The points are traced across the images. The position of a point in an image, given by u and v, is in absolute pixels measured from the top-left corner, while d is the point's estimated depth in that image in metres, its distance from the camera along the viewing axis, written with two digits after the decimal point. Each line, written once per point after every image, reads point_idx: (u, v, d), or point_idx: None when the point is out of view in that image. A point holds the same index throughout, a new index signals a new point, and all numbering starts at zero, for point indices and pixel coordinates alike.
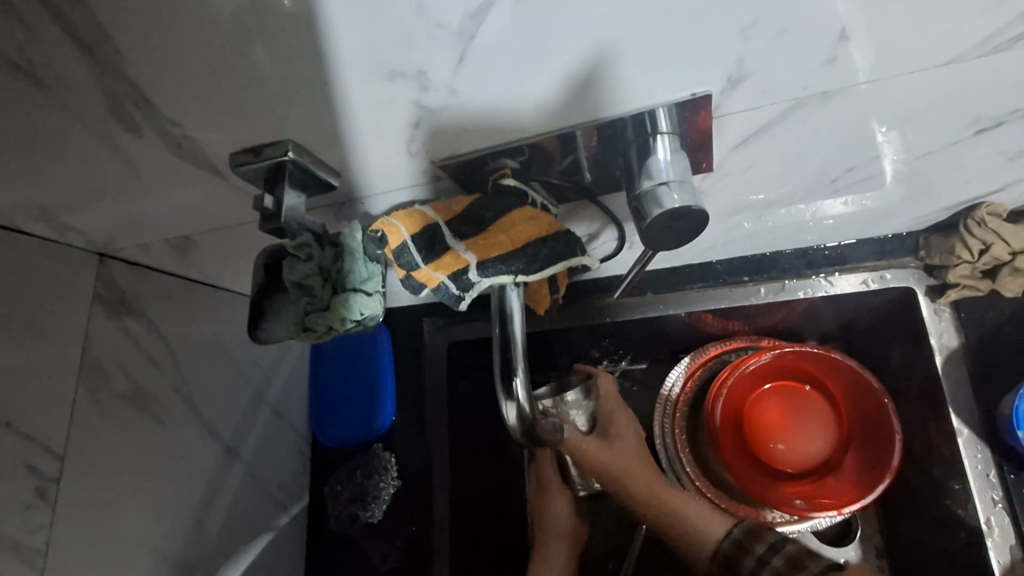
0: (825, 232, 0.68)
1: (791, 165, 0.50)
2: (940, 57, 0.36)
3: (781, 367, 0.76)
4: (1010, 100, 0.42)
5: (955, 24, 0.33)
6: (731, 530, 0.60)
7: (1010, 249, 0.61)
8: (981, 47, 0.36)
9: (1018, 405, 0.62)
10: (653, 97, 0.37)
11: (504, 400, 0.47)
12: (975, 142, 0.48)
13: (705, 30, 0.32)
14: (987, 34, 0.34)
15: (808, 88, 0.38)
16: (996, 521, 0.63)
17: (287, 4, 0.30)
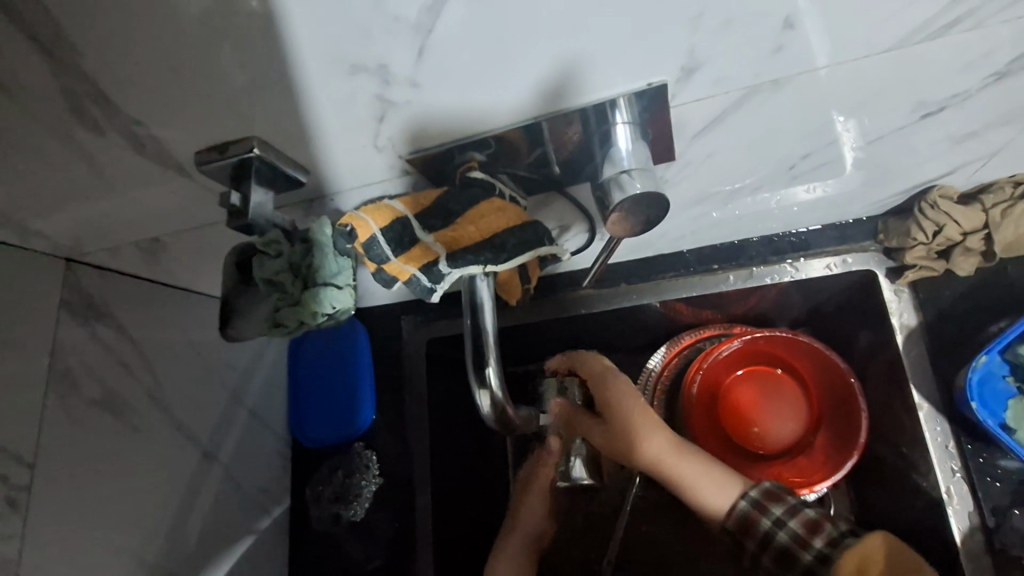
0: (788, 219, 0.70)
1: (749, 154, 0.51)
2: (881, 43, 0.38)
3: (752, 353, 0.78)
4: (950, 86, 0.44)
5: (893, 12, 0.35)
6: (746, 491, 0.62)
7: (961, 230, 0.64)
8: (918, 35, 0.37)
9: (972, 379, 0.64)
10: (610, 87, 0.38)
11: (477, 389, 0.48)
12: (921, 127, 0.50)
13: (657, 20, 0.33)
14: (923, 22, 0.36)
15: (759, 77, 0.40)
16: (955, 491, 0.65)
17: (247, 3, 0.30)
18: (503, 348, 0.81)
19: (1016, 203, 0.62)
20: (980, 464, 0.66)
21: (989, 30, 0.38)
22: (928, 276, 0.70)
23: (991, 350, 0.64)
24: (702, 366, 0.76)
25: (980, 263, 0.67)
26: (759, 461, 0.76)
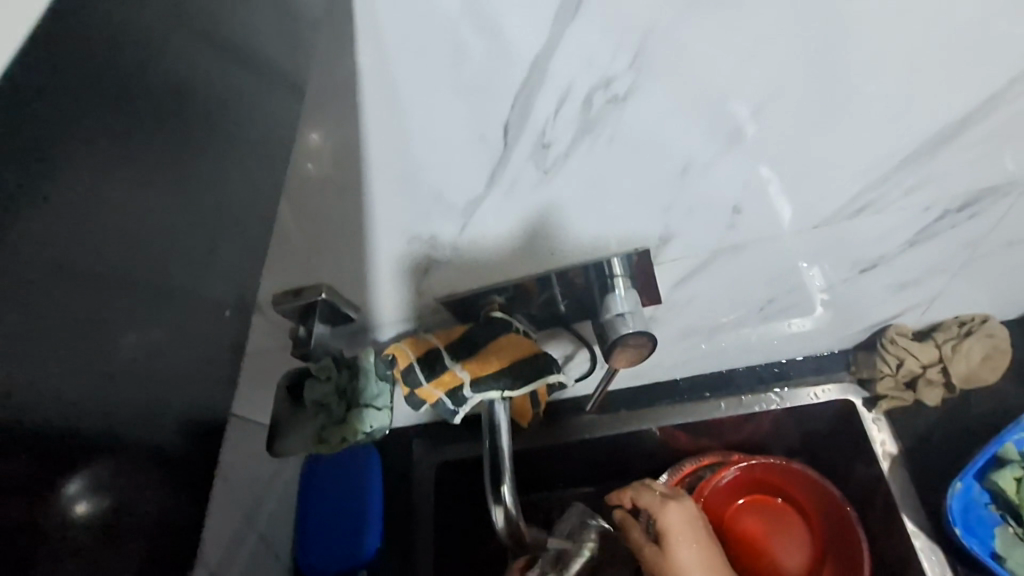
0: (770, 351, 0.78)
1: (723, 298, 0.61)
2: (811, 221, 0.49)
3: (750, 481, 0.81)
4: (878, 250, 0.55)
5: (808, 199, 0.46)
6: None
7: (921, 362, 0.72)
8: (840, 215, 0.49)
9: (954, 506, 0.68)
10: (605, 250, 0.49)
11: (493, 504, 0.53)
12: (864, 278, 0.61)
13: (640, 208, 0.44)
14: (840, 207, 0.48)
15: (721, 243, 0.51)
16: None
17: (309, 168, 0.38)
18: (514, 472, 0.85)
19: (961, 340, 0.72)
20: None
21: (893, 213, 0.49)
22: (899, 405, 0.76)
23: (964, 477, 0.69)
24: (703, 494, 0.80)
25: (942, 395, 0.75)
26: None
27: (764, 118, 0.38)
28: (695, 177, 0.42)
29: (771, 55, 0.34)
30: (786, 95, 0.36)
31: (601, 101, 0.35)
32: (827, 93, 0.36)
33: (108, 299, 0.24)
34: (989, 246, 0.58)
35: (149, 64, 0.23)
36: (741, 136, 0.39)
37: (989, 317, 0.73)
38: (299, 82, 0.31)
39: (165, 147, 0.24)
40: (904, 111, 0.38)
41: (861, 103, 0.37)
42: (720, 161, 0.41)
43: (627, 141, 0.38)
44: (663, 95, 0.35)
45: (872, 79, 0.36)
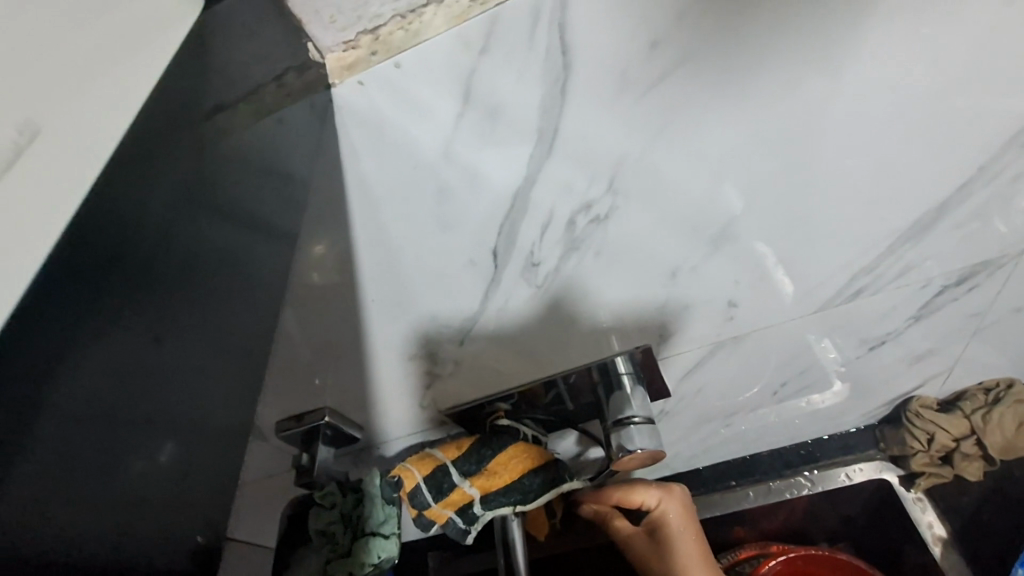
0: (794, 433, 0.74)
1: (732, 385, 0.60)
2: (809, 305, 0.49)
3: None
4: (882, 327, 0.54)
5: (803, 288, 0.46)
6: None
7: (952, 435, 0.69)
8: (837, 297, 0.48)
9: None
10: (605, 352, 0.48)
11: None
12: (872, 354, 0.59)
13: (633, 308, 0.44)
14: (836, 290, 0.47)
15: (720, 335, 0.50)
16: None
17: (313, 281, 0.37)
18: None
19: (991, 409, 0.67)
20: None
21: (889, 291, 0.49)
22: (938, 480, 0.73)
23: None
24: None
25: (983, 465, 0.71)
26: None
27: (746, 223, 0.39)
28: (684, 279, 0.42)
29: (745, 167, 0.35)
30: (766, 200, 0.38)
31: (585, 222, 0.37)
32: (804, 195, 0.38)
33: (135, 445, 0.25)
34: (998, 313, 0.57)
35: (177, 247, 0.25)
36: (724, 240, 0.40)
37: (1017, 381, 0.68)
38: (293, 227, 0.33)
39: (180, 313, 0.26)
40: (882, 202, 0.39)
41: (840, 200, 0.39)
42: (709, 259, 0.41)
43: (614, 254, 0.39)
44: (642, 211, 0.37)
45: (846, 179, 0.37)
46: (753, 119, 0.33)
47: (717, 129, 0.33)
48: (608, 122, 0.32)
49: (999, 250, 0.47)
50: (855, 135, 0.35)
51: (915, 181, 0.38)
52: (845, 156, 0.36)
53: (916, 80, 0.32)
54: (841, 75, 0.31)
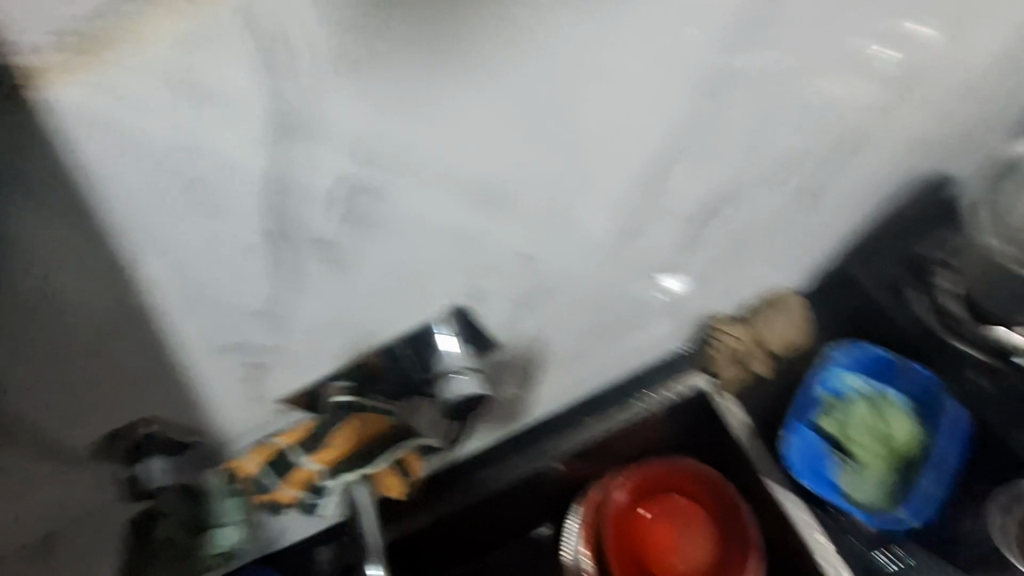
0: (626, 364, 0.83)
1: (556, 328, 0.66)
2: (596, 248, 0.55)
3: (642, 487, 0.87)
4: (665, 257, 0.63)
5: (586, 237, 0.53)
6: None
7: (739, 340, 0.81)
8: (617, 238, 0.55)
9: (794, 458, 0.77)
10: (418, 317, 0.52)
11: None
12: (665, 282, 0.68)
13: (436, 275, 0.48)
14: (614, 231, 0.54)
15: (527, 286, 0.55)
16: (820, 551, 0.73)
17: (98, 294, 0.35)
18: (426, 551, 0.82)
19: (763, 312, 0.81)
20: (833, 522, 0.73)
21: (658, 227, 0.57)
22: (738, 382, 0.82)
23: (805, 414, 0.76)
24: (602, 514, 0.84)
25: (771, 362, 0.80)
26: None
27: (514, 184, 0.44)
28: (474, 240, 0.47)
29: (501, 135, 0.40)
30: (527, 162, 0.43)
31: (361, 197, 0.39)
32: (560, 155, 0.43)
33: None
34: (754, 234, 0.68)
35: None
36: (498, 201, 0.44)
37: (786, 291, 0.82)
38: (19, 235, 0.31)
39: None
40: (623, 155, 0.46)
41: (591, 156, 0.45)
42: (491, 219, 0.46)
43: (398, 224, 0.42)
44: (415, 182, 0.40)
45: (590, 138, 0.43)
46: (492, 88, 0.37)
47: (464, 102, 0.37)
48: (361, 107, 0.34)
49: (733, 181, 0.56)
50: (586, 99, 0.40)
51: (646, 134, 0.46)
52: (583, 117, 0.42)
53: (616, 48, 0.39)
54: (554, 44, 0.37)
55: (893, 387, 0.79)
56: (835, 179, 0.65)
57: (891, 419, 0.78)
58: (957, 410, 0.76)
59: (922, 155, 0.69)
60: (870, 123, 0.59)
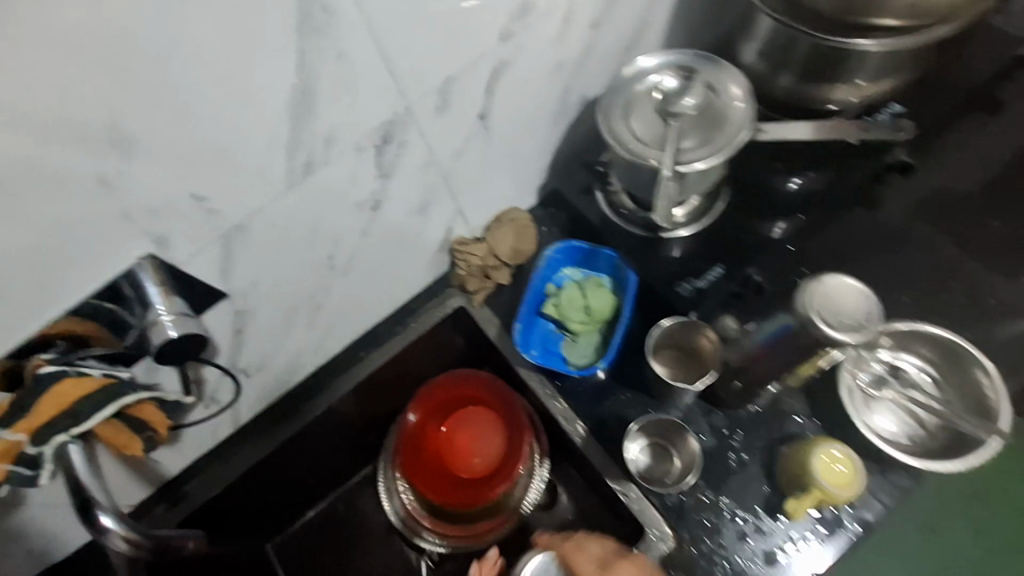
0: (389, 298, 0.91)
1: (284, 269, 0.71)
2: (278, 186, 0.61)
3: (435, 409, 1.03)
4: (365, 188, 0.70)
5: (259, 175, 0.58)
6: None
7: (480, 257, 0.91)
8: (295, 174, 0.61)
9: (532, 350, 0.87)
10: (98, 271, 0.55)
11: (103, 536, 0.54)
12: (383, 213, 0.75)
13: (94, 224, 0.51)
14: (287, 169, 0.60)
15: (218, 229, 0.60)
16: (562, 416, 0.84)
17: None
18: (245, 497, 0.96)
19: (494, 229, 0.92)
20: (562, 386, 0.86)
21: (337, 161, 0.63)
22: (489, 292, 0.93)
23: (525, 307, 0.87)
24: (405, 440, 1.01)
25: (510, 271, 0.94)
26: (482, 475, 1.01)
27: (132, 124, 0.47)
28: (119, 185, 0.50)
29: (75, 78, 0.42)
30: (132, 100, 0.46)
31: None
32: (169, 95, 0.47)
33: None
34: (446, 157, 0.75)
35: None
36: (126, 144, 0.48)
37: (511, 208, 0.94)
38: None
39: None
40: (248, 93, 0.52)
41: (208, 94, 0.49)
42: (127, 164, 0.49)
43: (8, 176, 0.44)
44: (7, 133, 0.42)
45: (197, 70, 0.48)
46: (46, 35, 0.39)
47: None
48: None
49: (387, 110, 0.62)
50: (167, 32, 0.44)
51: (262, 65, 0.50)
52: (174, 52, 0.45)
53: None
54: None
55: (599, 270, 0.88)
56: (495, 96, 0.72)
57: (594, 294, 0.86)
58: (632, 276, 0.83)
59: (579, 74, 0.80)
60: (506, 51, 0.67)
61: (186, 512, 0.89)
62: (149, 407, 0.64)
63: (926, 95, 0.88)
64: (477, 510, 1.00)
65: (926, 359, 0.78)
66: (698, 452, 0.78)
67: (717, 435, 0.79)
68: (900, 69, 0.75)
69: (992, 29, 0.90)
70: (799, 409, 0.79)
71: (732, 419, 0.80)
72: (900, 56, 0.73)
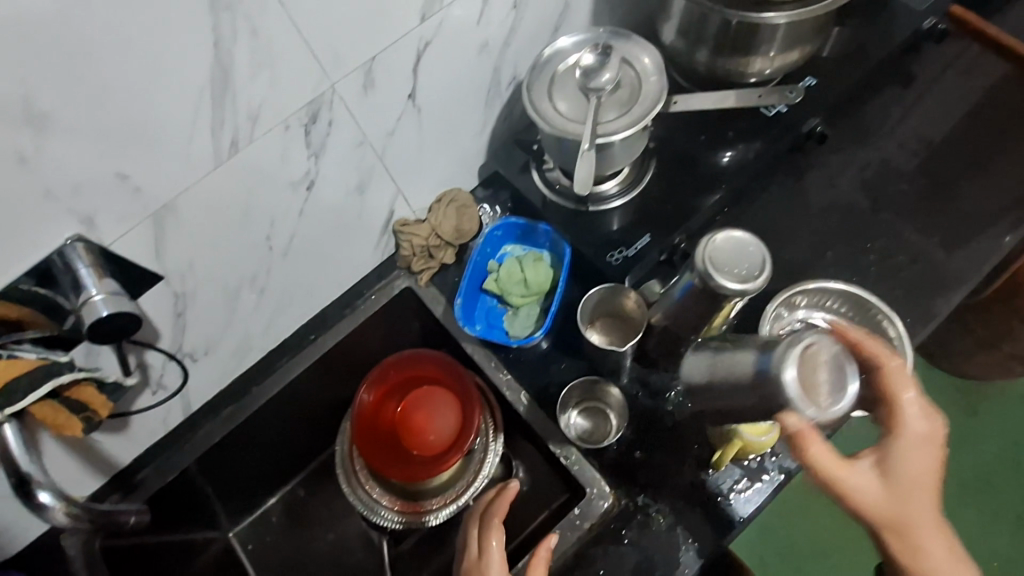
0: (335, 280, 0.93)
1: (221, 250, 0.73)
2: (204, 165, 0.63)
3: (388, 391, 1.05)
4: (296, 168, 0.71)
5: (184, 154, 0.60)
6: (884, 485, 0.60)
7: (424, 238, 0.93)
8: (221, 153, 0.63)
9: (478, 324, 0.91)
10: (27, 251, 0.57)
11: (40, 509, 0.55)
12: (319, 193, 0.77)
13: (16, 201, 0.53)
14: (211, 148, 0.62)
15: (146, 208, 0.62)
16: (508, 387, 0.87)
17: None
18: (202, 480, 0.97)
19: (436, 209, 0.94)
20: (506, 358, 0.89)
21: (263, 140, 0.65)
22: (434, 272, 0.96)
23: (467, 285, 0.91)
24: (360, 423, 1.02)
25: (454, 250, 0.96)
26: (438, 452, 1.02)
27: (44, 102, 0.50)
28: (36, 162, 0.52)
29: None
30: (40, 76, 0.48)
31: None
32: (78, 72, 0.50)
33: None
34: (378, 136, 0.77)
35: None
36: (39, 121, 0.50)
37: (454, 188, 0.96)
38: None
39: None
40: (161, 71, 0.54)
41: (119, 72, 0.52)
42: (43, 141, 0.51)
43: None
44: None
45: (104, 39, 0.49)
46: None
47: None
48: None
49: (309, 89, 0.65)
50: (67, 10, 0.46)
51: (171, 36, 0.52)
52: (78, 29, 0.48)
53: None
54: None
55: (540, 246, 0.92)
56: (419, 75, 0.75)
57: (533, 269, 0.89)
58: (568, 251, 0.88)
59: (506, 53, 0.83)
60: (427, 29, 0.70)
61: (140, 500, 0.89)
62: (84, 388, 0.65)
63: (840, 68, 0.92)
64: (436, 485, 1.03)
65: (839, 315, 0.83)
66: (634, 413, 0.82)
67: (652, 396, 0.83)
68: (809, 40, 0.77)
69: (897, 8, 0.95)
70: None
71: (668, 380, 0.83)
72: (807, 28, 0.74)
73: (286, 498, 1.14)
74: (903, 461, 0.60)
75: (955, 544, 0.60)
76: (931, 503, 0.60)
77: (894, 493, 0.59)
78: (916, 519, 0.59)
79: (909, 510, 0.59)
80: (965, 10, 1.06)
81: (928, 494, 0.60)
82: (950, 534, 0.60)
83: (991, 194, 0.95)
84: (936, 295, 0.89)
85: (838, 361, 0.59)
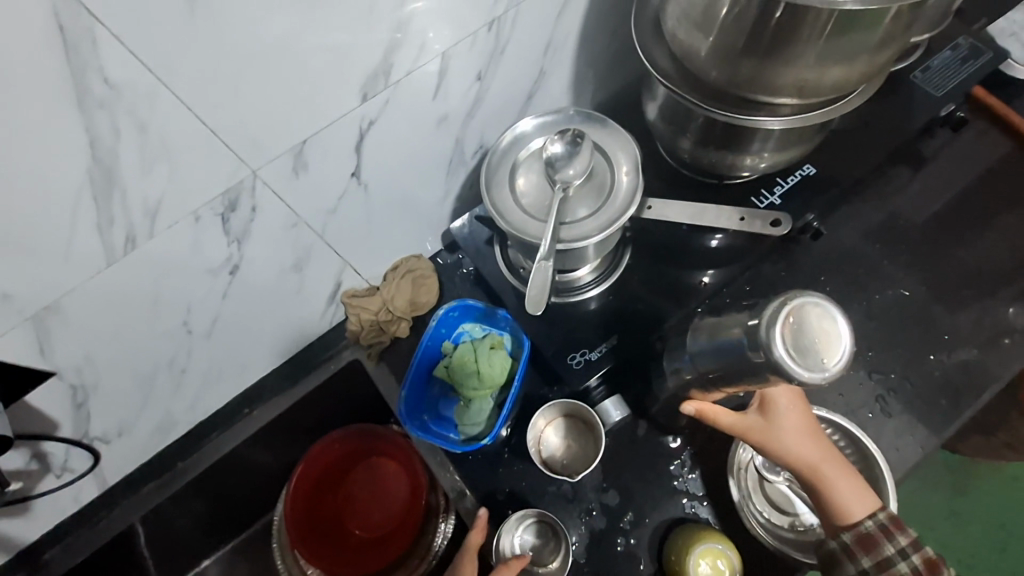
0: (273, 354, 0.85)
1: (123, 341, 0.64)
2: (93, 265, 0.54)
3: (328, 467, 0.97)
4: (213, 255, 0.63)
5: (67, 256, 0.52)
6: (771, 426, 0.65)
7: (373, 311, 0.85)
8: (116, 251, 0.55)
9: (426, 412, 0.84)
10: None
11: None
12: (245, 275, 0.68)
13: None
14: (100, 246, 0.53)
15: (22, 312, 0.53)
16: (453, 488, 0.83)
17: None
18: (120, 557, 0.89)
19: (390, 280, 0.86)
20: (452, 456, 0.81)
21: (167, 235, 0.57)
22: (384, 347, 0.88)
23: (416, 371, 0.84)
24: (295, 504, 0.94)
25: (408, 324, 0.88)
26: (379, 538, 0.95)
27: None
28: None
29: None
30: None
31: None
32: None
33: None
34: (316, 217, 0.69)
35: None
36: None
37: (411, 257, 0.88)
38: None
39: None
40: (23, 175, 0.45)
41: None
42: None
43: None
44: None
45: None
46: None
47: None
48: None
49: (222, 180, 0.56)
50: None
51: (30, 137, 0.43)
52: None
53: None
54: None
55: (500, 328, 0.84)
56: (364, 155, 0.66)
57: (487, 360, 0.81)
58: (528, 342, 0.80)
59: (470, 124, 0.74)
60: (370, 109, 0.61)
61: None
62: None
63: (843, 156, 0.83)
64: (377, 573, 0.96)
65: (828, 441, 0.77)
66: (584, 533, 0.75)
67: (608, 515, 0.75)
68: (809, 139, 0.68)
69: (914, 87, 0.86)
70: (691, 488, 0.76)
71: (624, 498, 0.76)
72: (805, 130, 0.65)
73: (222, 564, 1.06)
74: (780, 399, 0.66)
75: (836, 459, 0.65)
76: (811, 438, 0.65)
77: (778, 427, 0.65)
78: (809, 459, 0.64)
79: (798, 444, 0.64)
80: (987, 91, 0.97)
81: (798, 428, 0.65)
82: (831, 455, 0.65)
83: (1001, 301, 0.86)
84: (932, 413, 0.81)
85: (805, 369, 0.49)
